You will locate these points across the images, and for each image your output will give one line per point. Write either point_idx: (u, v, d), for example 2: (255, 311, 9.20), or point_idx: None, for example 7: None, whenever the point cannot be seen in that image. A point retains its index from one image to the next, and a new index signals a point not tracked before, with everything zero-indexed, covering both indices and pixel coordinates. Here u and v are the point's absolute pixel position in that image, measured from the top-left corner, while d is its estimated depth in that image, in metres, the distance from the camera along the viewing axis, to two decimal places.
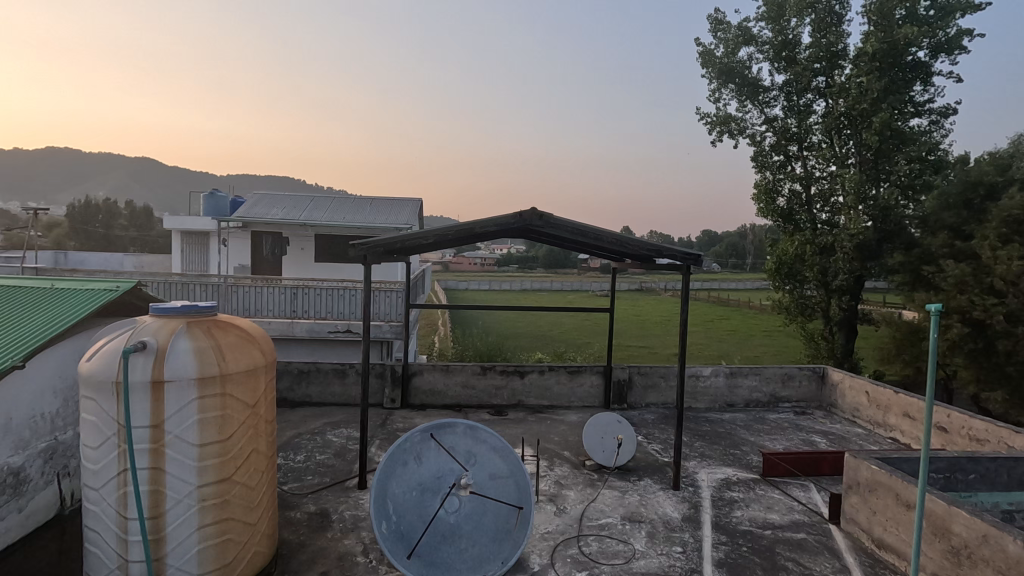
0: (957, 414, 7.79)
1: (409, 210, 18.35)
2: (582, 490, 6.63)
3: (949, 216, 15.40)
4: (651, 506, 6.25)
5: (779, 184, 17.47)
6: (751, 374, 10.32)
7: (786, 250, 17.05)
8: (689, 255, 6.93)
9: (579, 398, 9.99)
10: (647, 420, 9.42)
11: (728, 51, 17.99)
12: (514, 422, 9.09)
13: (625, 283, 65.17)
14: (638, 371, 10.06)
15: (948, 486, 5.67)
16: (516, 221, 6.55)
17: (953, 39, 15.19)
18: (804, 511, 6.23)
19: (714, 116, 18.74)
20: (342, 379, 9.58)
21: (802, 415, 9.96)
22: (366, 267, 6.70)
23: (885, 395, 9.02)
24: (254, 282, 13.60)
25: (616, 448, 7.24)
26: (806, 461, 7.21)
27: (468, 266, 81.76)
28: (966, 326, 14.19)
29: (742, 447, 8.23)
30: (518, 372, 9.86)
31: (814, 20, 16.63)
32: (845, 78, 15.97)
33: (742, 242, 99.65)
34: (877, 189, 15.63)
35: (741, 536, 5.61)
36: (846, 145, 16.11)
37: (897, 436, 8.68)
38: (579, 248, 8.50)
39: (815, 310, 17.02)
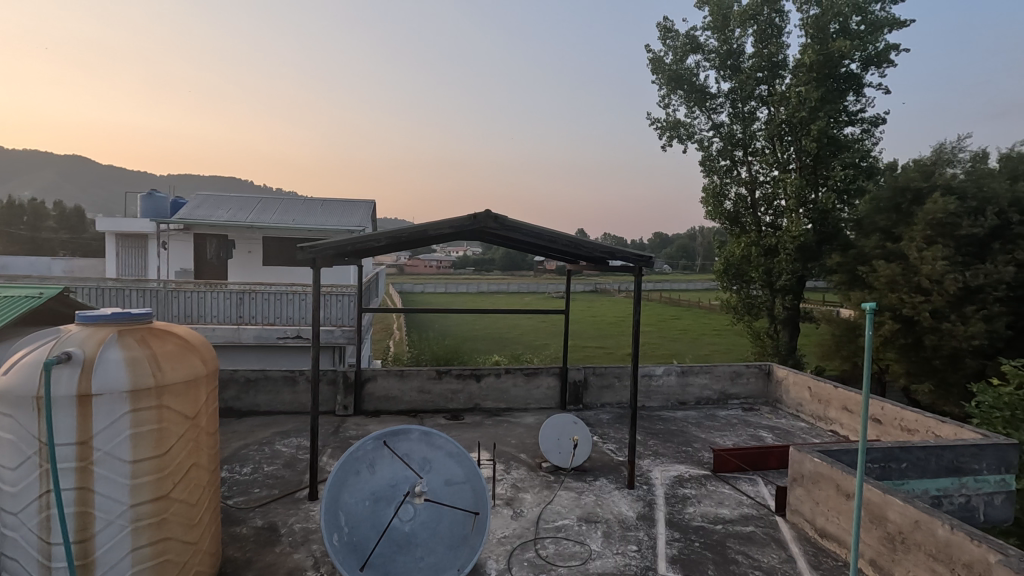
0: (890, 406, 8.25)
1: (362, 212, 17.98)
2: (539, 492, 6.64)
3: (880, 219, 16.47)
4: (607, 505, 6.32)
5: (726, 188, 18.09)
6: (701, 372, 10.61)
7: (733, 252, 17.64)
8: (641, 257, 7.05)
9: (536, 399, 10.02)
10: (603, 420, 9.54)
11: (677, 58, 18.52)
12: (471, 425, 9.03)
13: (580, 285, 66.11)
14: (594, 372, 10.19)
15: (884, 475, 5.98)
16: (471, 223, 6.50)
17: (882, 53, 16.14)
18: (752, 504, 6.44)
19: (664, 121, 19.22)
20: (292, 387, 9.26)
21: (750, 411, 10.33)
22: (315, 270, 6.44)
23: (826, 389, 9.46)
24: (197, 287, 12.96)
25: (572, 449, 7.28)
26: (754, 456, 7.46)
27: (424, 268, 80.95)
28: (897, 322, 15.07)
29: (694, 444, 8.43)
30: (475, 375, 9.80)
31: (756, 31, 17.32)
32: (786, 87, 16.71)
33: (692, 244, 102.87)
34: (816, 193, 16.39)
35: (693, 532, 5.74)
36: (787, 151, 16.82)
37: (837, 428, 9.11)
38: (533, 250, 8.53)
39: (760, 309, 17.68)
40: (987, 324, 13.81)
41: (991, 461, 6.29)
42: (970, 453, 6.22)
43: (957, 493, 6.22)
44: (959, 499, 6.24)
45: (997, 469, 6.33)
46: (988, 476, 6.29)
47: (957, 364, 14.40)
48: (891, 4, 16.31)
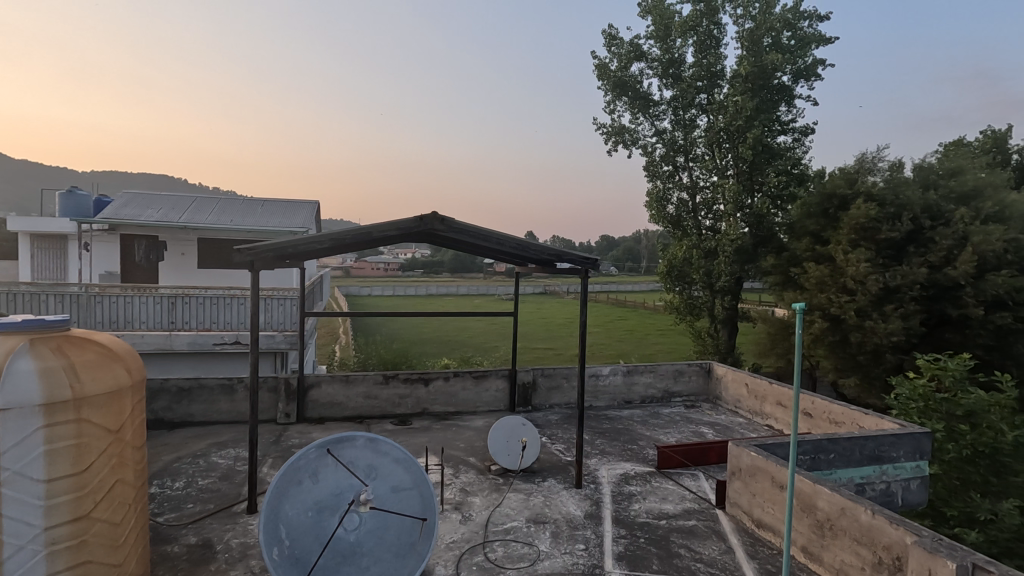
0: (819, 400, 8.73)
1: (305, 212, 17.44)
2: (488, 495, 6.62)
3: (811, 223, 17.27)
4: (556, 506, 6.37)
5: (668, 192, 18.68)
6: (646, 372, 10.90)
7: (675, 254, 18.24)
8: (587, 259, 7.15)
9: (486, 402, 10.00)
10: (551, 421, 9.62)
11: (621, 65, 18.99)
12: (419, 430, 8.91)
13: (529, 287, 66.63)
14: (542, 373, 10.27)
15: (814, 466, 6.32)
16: (417, 225, 6.41)
17: (810, 67, 17.11)
18: (694, 499, 6.66)
19: (609, 126, 19.66)
20: (230, 395, 8.85)
21: (692, 408, 10.68)
22: (254, 273, 6.19)
23: (761, 385, 9.92)
24: (124, 290, 12.13)
25: (521, 450, 7.30)
26: (695, 452, 7.72)
27: (371, 271, 79.34)
28: (826, 321, 16.03)
29: (639, 442, 8.64)
30: (423, 380, 9.67)
31: (696, 42, 18.01)
32: (724, 97, 17.44)
33: (637, 246, 105.69)
34: (752, 198, 17.31)
35: (639, 529, 5.87)
36: (725, 157, 17.56)
37: (772, 423, 9.55)
38: (481, 253, 8.51)
39: (701, 309, 18.34)
40: (904, 322, 14.83)
41: (908, 448, 6.76)
42: (890, 442, 6.65)
43: (879, 480, 6.65)
44: (880, 485, 6.67)
45: (913, 456, 6.81)
46: (906, 462, 6.76)
47: (879, 359, 15.40)
48: (818, 21, 17.33)
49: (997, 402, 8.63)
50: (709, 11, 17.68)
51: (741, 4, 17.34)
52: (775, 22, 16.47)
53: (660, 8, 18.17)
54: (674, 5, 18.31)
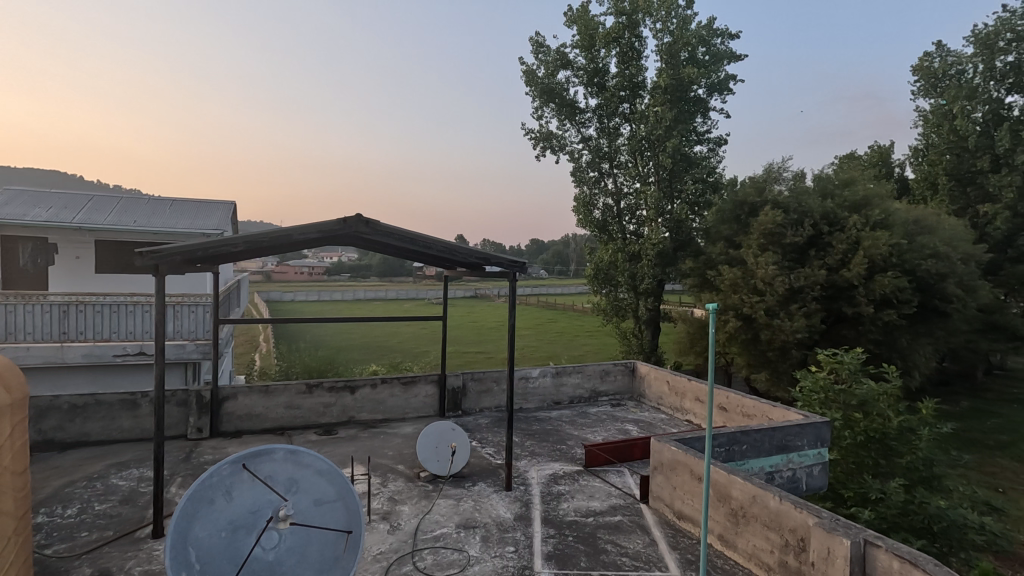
0: (734, 394, 9.27)
1: (220, 213, 16.43)
2: (417, 503, 6.49)
3: (724, 228, 18.38)
4: (485, 509, 6.36)
5: (595, 198, 19.23)
6: (573, 373, 11.14)
7: (602, 258, 18.79)
8: (515, 262, 7.20)
9: (415, 408, 9.82)
10: (481, 424, 9.60)
11: (548, 72, 19.36)
12: (345, 440, 8.60)
13: (460, 290, 66.39)
14: (472, 378, 10.24)
15: (729, 457, 6.70)
16: (340, 227, 6.21)
17: (722, 82, 18.23)
18: (620, 495, 6.87)
19: (537, 132, 19.99)
20: (132, 411, 8.15)
21: (617, 406, 11.01)
22: (159, 278, 5.75)
23: (681, 382, 10.40)
24: (5, 299, 10.88)
25: (450, 455, 7.23)
26: (621, 449, 7.97)
27: (294, 275, 75.97)
28: (739, 320, 17.06)
29: (568, 442, 8.79)
30: (349, 387, 9.36)
31: (619, 53, 18.67)
32: (645, 107, 18.18)
33: (566, 250, 108.00)
34: (672, 204, 18.15)
35: (567, 527, 5.97)
36: (647, 164, 18.32)
37: (691, 418, 10.04)
38: (407, 256, 8.37)
39: (626, 311, 18.96)
40: (807, 319, 16.05)
41: (811, 437, 7.31)
42: (794, 432, 7.16)
43: (785, 468, 7.16)
44: (787, 473, 7.19)
45: (816, 444, 7.37)
46: (809, 450, 7.31)
47: (786, 355, 16.59)
48: (729, 39, 18.48)
49: (885, 391, 9.51)
50: (631, 24, 18.39)
51: (660, 19, 18.17)
52: (691, 37, 17.38)
53: (585, 19, 18.69)
54: (598, 17, 18.90)
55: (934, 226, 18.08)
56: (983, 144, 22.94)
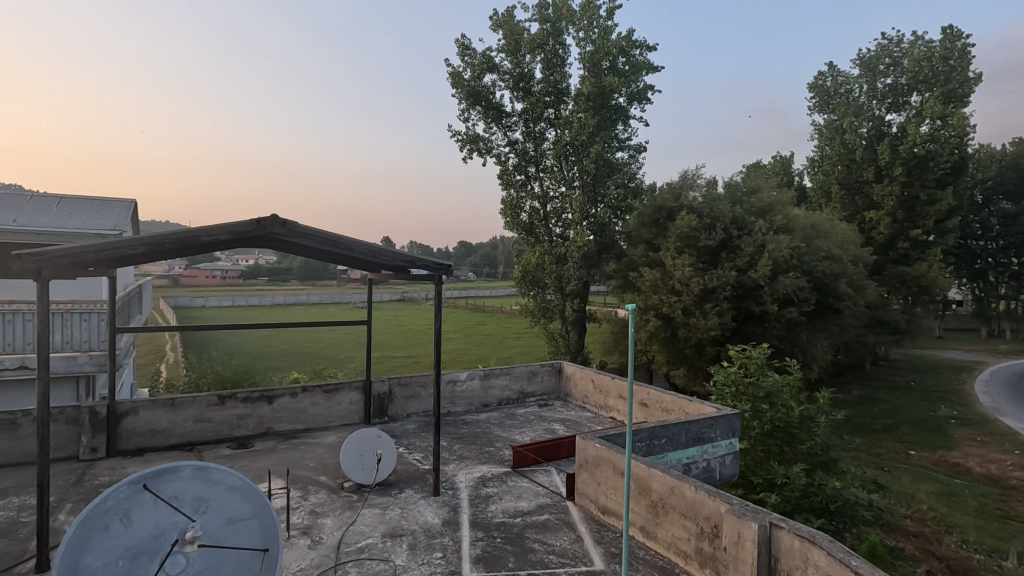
0: (653, 391, 9.67)
1: (118, 212, 15.08)
2: (340, 515, 6.26)
3: (645, 232, 19.25)
4: (412, 516, 6.24)
5: (521, 201, 19.47)
6: (501, 375, 11.20)
7: (529, 260, 19.03)
8: (441, 265, 7.12)
9: (338, 416, 9.48)
10: (408, 430, 9.42)
11: (474, 75, 19.36)
12: (262, 453, 8.15)
13: (386, 293, 64.95)
14: (398, 383, 10.03)
15: (650, 451, 6.98)
16: (253, 228, 5.90)
17: (641, 91, 19.03)
18: (547, 494, 6.98)
19: (464, 134, 19.93)
20: (11, 433, 7.30)
21: (545, 407, 11.17)
22: (42, 283, 5.19)
23: (605, 381, 10.72)
24: None
25: (376, 463, 7.03)
26: (547, 449, 8.10)
27: (205, 279, 71.16)
28: (659, 319, 17.82)
29: (496, 444, 8.81)
30: (266, 397, 8.87)
31: (543, 59, 19.02)
32: (568, 113, 18.62)
33: (494, 253, 108.54)
34: (595, 208, 18.69)
35: (495, 529, 5.98)
36: (571, 169, 18.78)
37: (615, 415, 10.37)
38: (329, 259, 8.08)
39: (553, 312, 19.25)
40: (720, 318, 17.05)
41: (723, 429, 7.75)
42: (709, 425, 7.57)
43: (701, 459, 7.56)
44: (702, 464, 7.59)
45: (728, 435, 7.83)
46: (722, 441, 7.75)
47: (701, 351, 17.54)
48: (647, 51, 19.31)
49: (788, 383, 10.29)
50: (555, 31, 18.80)
51: (583, 28, 18.69)
52: (612, 47, 18.01)
53: (510, 24, 18.89)
54: (523, 22, 19.16)
55: (828, 231, 19.82)
56: (868, 157, 25.43)
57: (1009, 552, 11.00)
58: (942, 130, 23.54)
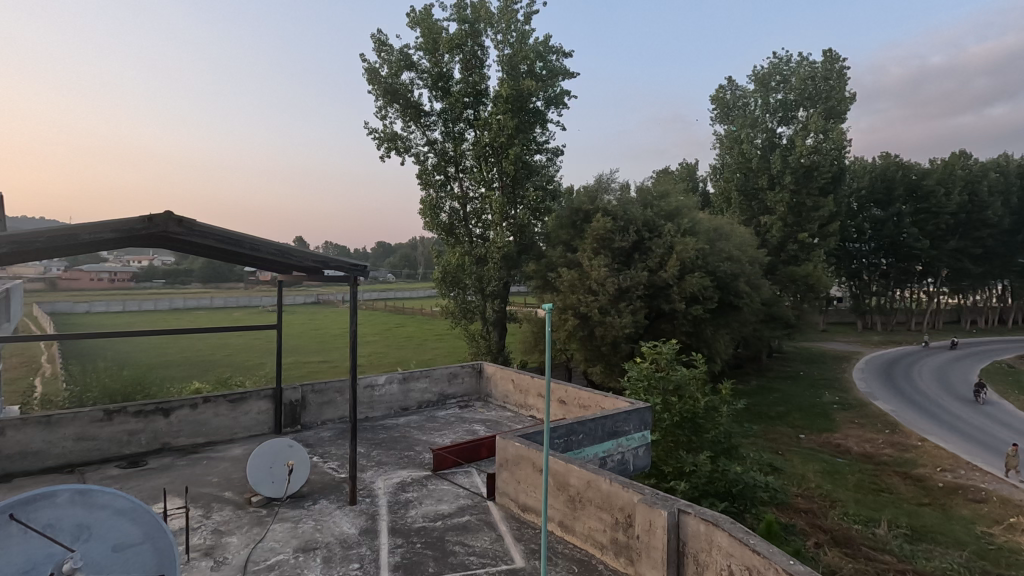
0: (571, 388, 9.92)
1: None
2: (248, 532, 5.88)
3: (563, 234, 19.86)
4: (327, 528, 5.99)
5: (441, 201, 19.30)
6: (421, 377, 11.04)
7: (449, 261, 18.93)
8: (355, 267, 6.91)
9: (245, 427, 8.91)
10: (323, 438, 9.04)
11: (391, 72, 18.94)
12: (156, 471, 7.49)
13: (300, 296, 62.07)
14: (312, 389, 9.60)
15: (568, 446, 7.16)
16: (144, 226, 5.51)
17: (558, 96, 19.48)
18: (468, 495, 6.96)
19: (382, 132, 19.45)
20: None
21: (465, 408, 11.13)
22: None
23: (525, 380, 10.87)
24: None
25: (287, 475, 6.68)
26: (468, 450, 8.08)
27: (90, 282, 64.43)
28: (576, 318, 18.32)
29: (416, 448, 8.67)
30: (162, 410, 8.17)
31: (462, 60, 18.97)
32: (487, 114, 18.68)
33: (414, 253, 107.01)
34: (515, 209, 18.89)
35: (415, 535, 5.87)
36: (491, 170, 18.88)
37: (534, 413, 10.54)
38: (233, 260, 7.64)
39: (474, 313, 19.24)
40: (634, 316, 17.84)
41: (636, 422, 8.10)
42: (622, 419, 7.89)
43: (616, 452, 7.86)
44: (617, 456, 7.89)
45: (640, 428, 8.19)
46: (635, 434, 8.10)
47: (617, 348, 18.24)
48: (563, 57, 19.79)
49: (694, 376, 10.94)
50: (473, 32, 18.83)
51: (501, 31, 18.85)
52: (529, 52, 18.29)
53: (428, 22, 18.66)
54: (441, 21, 18.99)
55: (728, 233, 21.32)
56: (762, 166, 27.62)
57: (881, 521, 12.36)
58: (824, 144, 26.02)
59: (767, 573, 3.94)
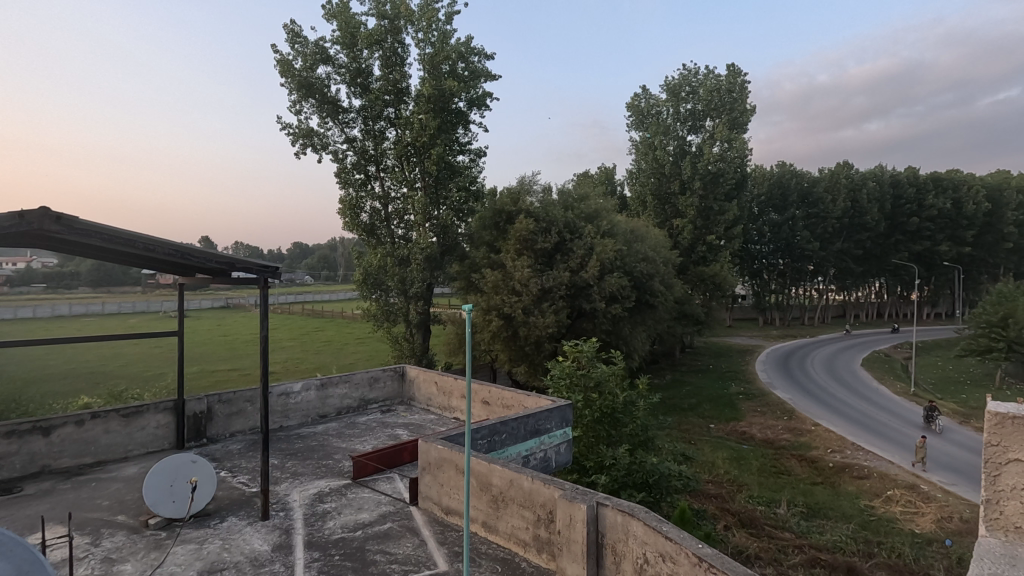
0: (494, 388, 9.96)
1: None
2: (144, 557, 5.40)
3: (486, 234, 19.94)
4: (237, 547, 5.63)
5: (361, 201, 18.72)
6: (340, 383, 10.65)
7: (370, 262, 18.41)
8: (266, 267, 6.52)
9: (140, 444, 8.18)
10: (232, 451, 8.48)
11: (306, 65, 18.14)
12: (33, 497, 6.69)
13: (207, 300, 58.04)
14: (219, 400, 8.99)
15: (491, 446, 7.19)
16: (15, 224, 4.93)
17: (480, 98, 19.45)
18: (389, 501, 6.80)
19: (296, 128, 18.56)
20: None
21: (387, 413, 10.87)
22: None
23: (448, 381, 10.79)
24: None
25: (189, 493, 6.18)
26: (389, 455, 7.90)
27: None
28: (501, 319, 18.42)
29: (335, 456, 8.36)
30: (39, 429, 7.32)
31: (381, 56, 18.56)
32: (409, 113, 18.33)
33: (333, 255, 103.48)
34: (438, 210, 18.71)
35: (333, 547, 5.64)
36: (413, 170, 18.59)
37: (458, 415, 10.50)
38: (125, 261, 6.99)
39: (397, 315, 18.84)
40: (556, 315, 18.23)
41: (557, 420, 8.26)
42: (544, 417, 8.01)
43: (538, 450, 7.98)
44: (540, 454, 8.02)
45: (562, 425, 8.36)
46: (556, 431, 8.26)
47: (540, 348, 18.56)
48: (485, 59, 19.82)
49: (613, 373, 11.32)
50: (394, 29, 18.44)
51: (422, 29, 18.60)
52: (451, 52, 18.17)
53: (345, 15, 18.04)
54: (359, 15, 18.43)
55: (644, 235, 22.29)
56: (674, 172, 29.18)
57: (781, 501, 13.42)
58: (729, 152, 27.89)
59: (679, 558, 4.15)
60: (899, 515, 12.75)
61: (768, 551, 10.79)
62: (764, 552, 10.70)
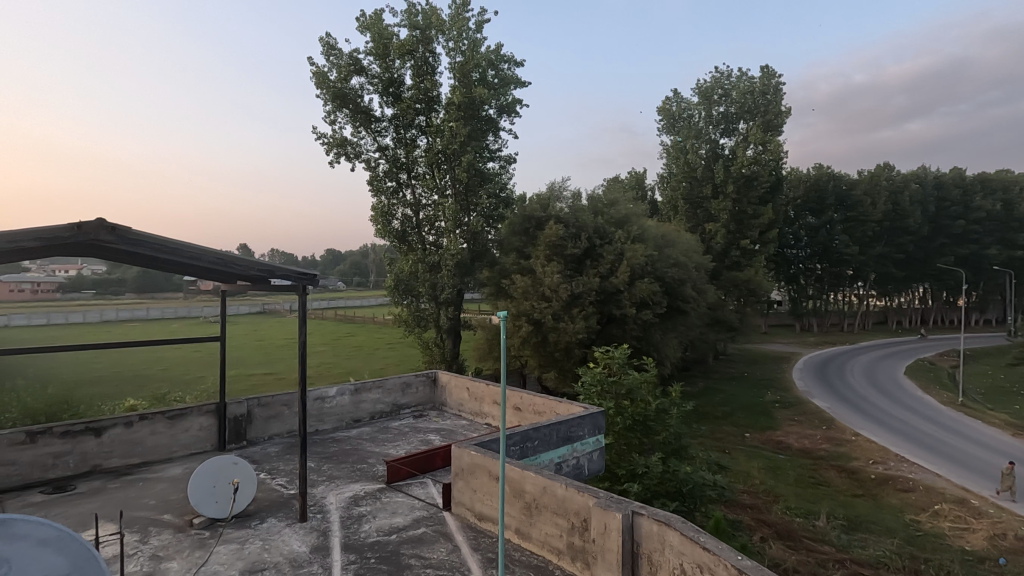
0: (525, 394, 9.95)
1: None
2: (189, 556, 5.58)
3: (516, 240, 20.06)
4: (276, 547, 5.77)
5: (393, 208, 19.03)
6: (373, 388, 10.81)
7: (402, 269, 18.69)
8: (304, 275, 6.68)
9: (184, 445, 8.46)
10: (270, 454, 8.70)
11: (341, 77, 18.60)
12: (85, 495, 7.00)
13: (245, 305, 59.76)
14: (258, 403, 9.24)
15: (524, 452, 7.18)
16: (71, 234, 5.17)
17: (510, 104, 19.56)
18: (423, 506, 6.86)
19: (330, 137, 19.01)
20: None
21: (419, 418, 10.98)
22: None
23: (479, 387, 10.84)
24: None
25: (232, 494, 6.36)
26: (422, 460, 7.97)
27: None
28: (530, 324, 18.36)
29: (369, 460, 8.48)
30: (91, 430, 7.64)
31: (413, 66, 18.84)
32: (439, 121, 18.54)
33: (364, 261, 105.29)
34: (468, 216, 18.84)
35: (369, 550, 5.72)
36: (444, 177, 18.77)
37: (490, 421, 10.53)
38: (170, 269, 7.24)
39: (428, 320, 18.99)
40: (586, 321, 18.15)
41: (590, 426, 8.20)
42: (576, 424, 7.97)
43: (571, 456, 7.95)
44: (572, 461, 7.98)
45: (594, 432, 8.31)
46: (589, 438, 8.21)
47: (570, 354, 18.47)
48: (515, 66, 19.95)
49: (645, 380, 11.18)
50: (425, 39, 18.74)
51: (452, 38, 18.85)
52: (481, 59, 18.35)
53: (378, 27, 18.44)
54: (392, 27, 18.79)
55: (675, 240, 22.02)
56: (706, 176, 28.77)
57: (820, 513, 13.00)
58: (763, 155, 27.33)
59: (717, 569, 4.06)
60: (947, 531, 12.19)
61: (806, 564, 10.45)
62: (803, 566, 10.37)
